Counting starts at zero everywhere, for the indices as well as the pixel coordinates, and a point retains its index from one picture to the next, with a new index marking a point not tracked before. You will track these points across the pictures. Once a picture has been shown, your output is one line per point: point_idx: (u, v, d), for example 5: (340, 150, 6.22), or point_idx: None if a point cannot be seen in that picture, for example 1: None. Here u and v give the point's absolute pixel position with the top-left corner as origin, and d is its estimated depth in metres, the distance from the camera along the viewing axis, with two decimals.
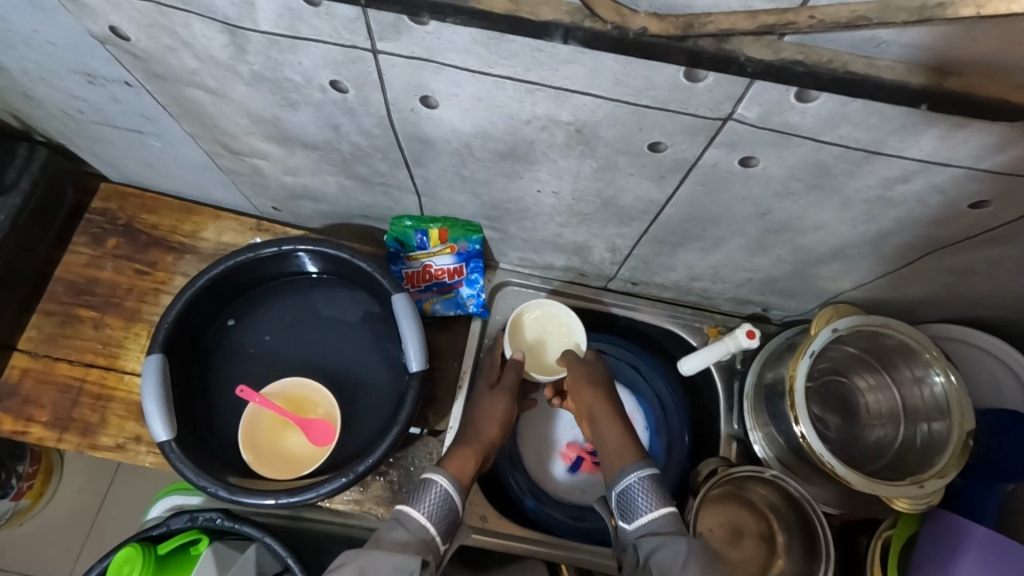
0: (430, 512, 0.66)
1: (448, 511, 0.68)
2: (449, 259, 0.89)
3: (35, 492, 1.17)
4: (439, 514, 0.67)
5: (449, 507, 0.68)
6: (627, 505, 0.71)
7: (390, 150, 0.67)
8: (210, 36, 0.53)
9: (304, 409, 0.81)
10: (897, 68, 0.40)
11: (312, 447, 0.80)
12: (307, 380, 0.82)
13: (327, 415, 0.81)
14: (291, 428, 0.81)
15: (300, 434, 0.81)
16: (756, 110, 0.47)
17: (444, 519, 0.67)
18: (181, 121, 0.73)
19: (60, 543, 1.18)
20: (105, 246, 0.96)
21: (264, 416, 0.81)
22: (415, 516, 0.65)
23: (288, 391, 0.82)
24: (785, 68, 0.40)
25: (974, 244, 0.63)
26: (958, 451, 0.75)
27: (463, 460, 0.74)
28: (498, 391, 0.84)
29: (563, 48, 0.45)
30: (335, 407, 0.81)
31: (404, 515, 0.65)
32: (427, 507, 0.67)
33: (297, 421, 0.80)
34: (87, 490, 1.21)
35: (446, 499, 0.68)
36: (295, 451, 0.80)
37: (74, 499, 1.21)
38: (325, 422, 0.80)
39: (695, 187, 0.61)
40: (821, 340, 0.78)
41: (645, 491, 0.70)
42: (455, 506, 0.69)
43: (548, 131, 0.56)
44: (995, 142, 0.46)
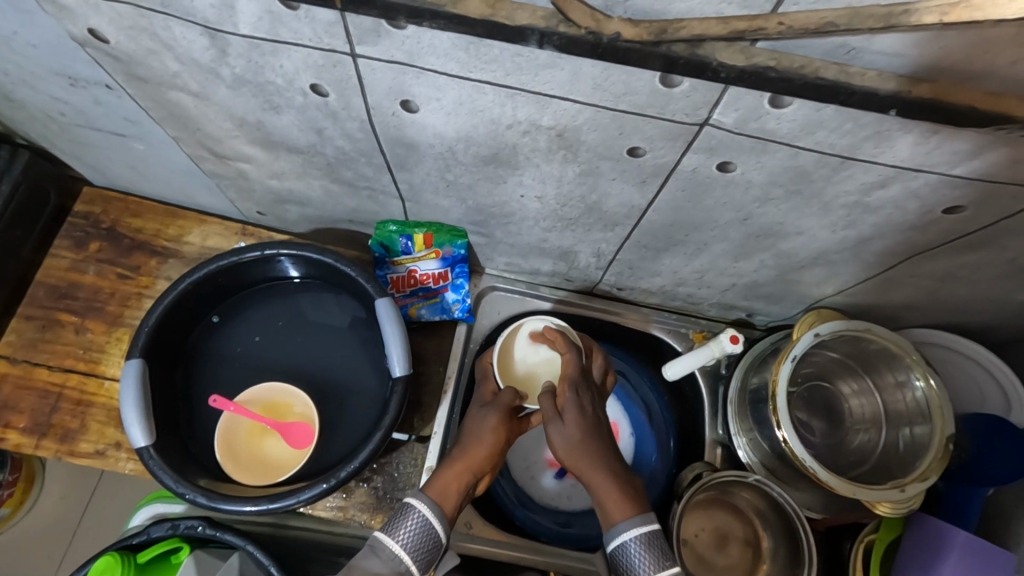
0: (407, 540, 0.63)
1: (430, 538, 0.64)
2: (434, 263, 0.89)
3: (14, 500, 1.15)
4: (418, 542, 0.63)
5: (430, 535, 0.64)
6: (623, 567, 0.63)
7: (373, 154, 0.67)
8: (190, 39, 0.53)
9: (279, 413, 0.81)
10: (869, 75, 0.40)
11: (289, 449, 0.79)
12: (283, 386, 0.82)
13: (303, 414, 0.81)
14: (269, 434, 0.80)
15: (278, 438, 0.80)
16: (732, 115, 0.48)
17: (425, 548, 0.63)
18: (164, 124, 0.73)
19: (38, 554, 1.16)
20: (87, 250, 0.95)
21: (242, 425, 0.81)
22: (390, 546, 0.62)
23: (267, 397, 0.82)
24: (757, 73, 0.40)
25: (952, 250, 0.64)
26: (939, 456, 0.76)
27: (449, 484, 0.68)
28: (491, 409, 0.75)
29: (541, 53, 0.45)
30: (310, 404, 0.81)
31: (379, 545, 0.62)
32: (405, 536, 0.63)
33: (274, 426, 0.79)
34: (68, 499, 1.20)
35: (426, 527, 0.64)
36: (274, 459, 0.79)
37: (54, 508, 1.19)
38: (301, 421, 0.80)
39: (676, 192, 0.61)
40: (803, 345, 0.79)
41: (644, 550, 0.63)
42: (436, 533, 0.64)
43: (529, 135, 0.56)
44: (968, 148, 0.47)
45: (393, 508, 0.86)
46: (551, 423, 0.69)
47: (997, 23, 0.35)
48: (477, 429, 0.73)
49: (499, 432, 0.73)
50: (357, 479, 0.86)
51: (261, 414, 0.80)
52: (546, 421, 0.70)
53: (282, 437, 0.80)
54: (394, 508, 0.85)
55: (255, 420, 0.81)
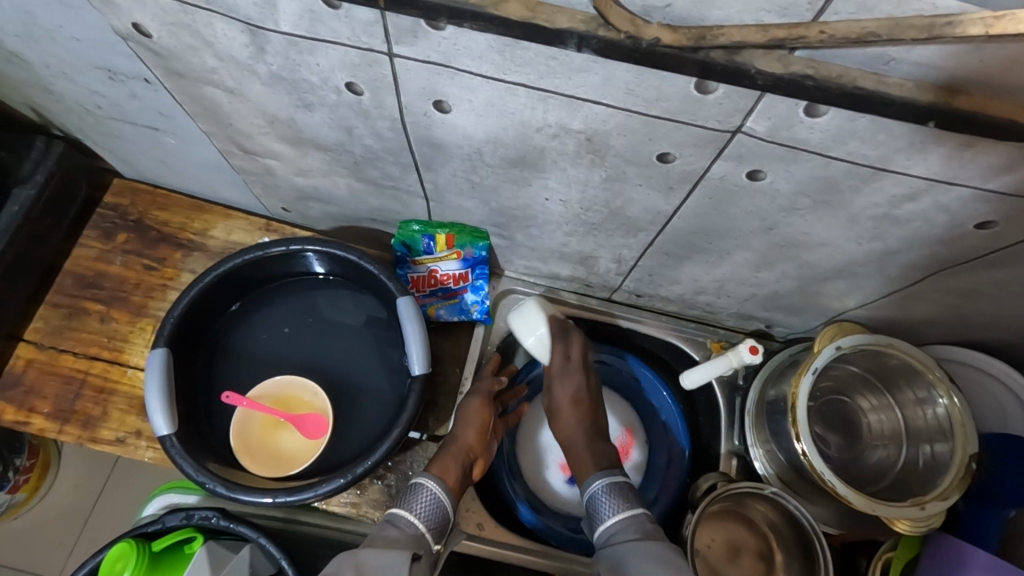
0: (421, 512, 0.70)
1: (439, 511, 0.71)
2: (455, 264, 0.90)
3: (30, 486, 1.16)
4: (431, 515, 0.70)
5: (439, 509, 0.71)
6: (594, 512, 0.73)
7: (401, 153, 0.68)
8: (230, 35, 0.54)
9: (292, 407, 0.81)
10: (905, 85, 0.40)
11: (303, 438, 0.80)
12: (293, 377, 0.82)
13: (312, 401, 0.81)
14: (282, 427, 0.81)
15: (290, 429, 0.80)
16: (765, 123, 0.48)
17: (436, 522, 0.70)
18: (197, 119, 0.74)
19: (53, 537, 1.18)
20: (115, 240, 0.97)
21: (256, 419, 0.81)
22: (406, 516, 0.69)
23: (277, 392, 0.82)
24: (795, 82, 0.40)
25: (979, 265, 0.63)
26: (960, 474, 0.75)
27: (448, 464, 0.77)
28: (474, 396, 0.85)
29: (576, 57, 0.46)
30: (319, 391, 0.81)
31: (397, 517, 0.69)
32: (419, 508, 0.70)
33: (288, 418, 0.79)
34: (81, 486, 1.21)
35: (436, 501, 0.71)
36: (289, 452, 0.80)
37: (68, 494, 1.20)
38: (312, 410, 0.81)
39: (702, 200, 0.62)
40: (824, 357, 0.79)
41: (610, 495, 0.72)
42: (445, 506, 0.72)
43: (559, 138, 0.57)
44: (1003, 162, 0.46)
45: None
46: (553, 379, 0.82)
47: None
48: (466, 414, 0.83)
49: (484, 413, 0.83)
50: (372, 477, 0.88)
51: (274, 408, 0.81)
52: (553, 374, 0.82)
53: (295, 428, 0.80)
54: None
55: (269, 415, 0.81)
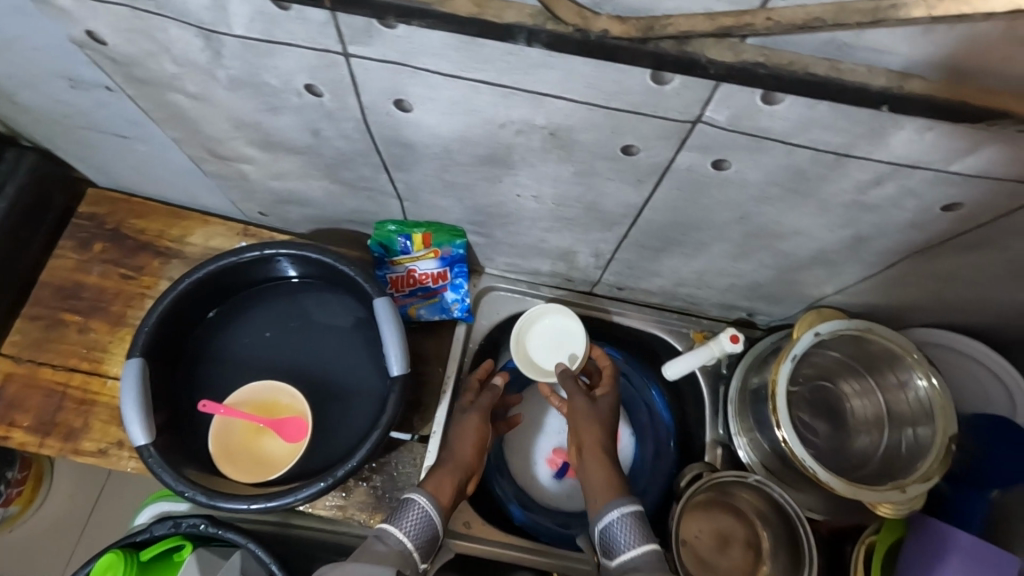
0: (410, 529, 0.69)
1: (429, 529, 0.70)
2: (433, 263, 0.90)
3: (24, 498, 1.16)
4: (420, 533, 0.69)
5: (430, 526, 0.70)
6: (609, 543, 0.68)
7: (370, 154, 0.67)
8: (186, 40, 0.54)
9: (274, 412, 0.81)
10: (859, 70, 0.40)
11: (283, 441, 0.80)
12: (273, 383, 0.82)
13: (290, 404, 0.82)
14: (262, 432, 0.81)
15: (270, 434, 0.80)
16: (725, 113, 0.48)
17: (425, 539, 0.70)
18: (165, 126, 0.74)
19: (49, 548, 1.17)
20: (92, 250, 0.96)
21: (237, 425, 0.81)
22: (395, 533, 0.68)
23: (258, 397, 0.82)
24: (747, 70, 0.39)
25: (951, 249, 0.63)
26: (941, 456, 0.75)
27: (443, 479, 0.76)
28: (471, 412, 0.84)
29: (532, 52, 0.45)
30: (297, 393, 0.82)
31: (385, 533, 0.68)
32: (409, 526, 0.69)
33: (269, 422, 0.80)
34: (77, 496, 1.21)
35: (427, 518, 0.71)
36: (271, 456, 0.80)
37: (64, 505, 1.20)
38: (290, 413, 0.81)
39: (672, 191, 0.61)
40: (804, 345, 0.79)
41: (626, 526, 0.68)
42: (435, 523, 0.71)
43: (524, 135, 0.56)
44: (964, 145, 0.46)
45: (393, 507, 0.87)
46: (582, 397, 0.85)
47: (987, 17, 0.35)
48: (460, 432, 0.82)
49: (481, 430, 0.83)
50: (357, 479, 0.88)
51: (253, 413, 0.81)
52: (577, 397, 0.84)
53: (275, 432, 0.80)
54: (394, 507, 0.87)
55: (248, 421, 0.81)
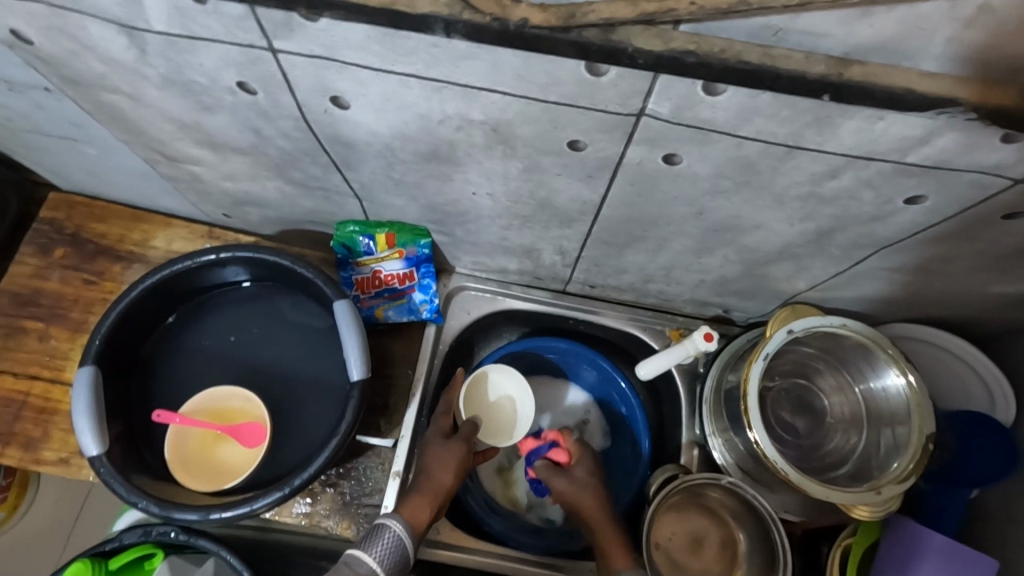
0: (381, 554, 0.64)
1: (401, 557, 0.66)
2: (398, 264, 0.87)
3: (8, 505, 1.15)
4: (391, 559, 0.65)
5: (401, 554, 0.66)
6: None
7: (317, 153, 0.65)
8: (109, 38, 0.51)
9: (228, 417, 0.79)
10: (793, 56, 0.37)
11: (240, 447, 0.78)
12: (225, 388, 0.80)
13: (245, 408, 0.79)
14: (218, 439, 0.78)
15: (227, 441, 0.78)
16: (667, 104, 0.45)
17: (396, 566, 0.65)
18: (110, 128, 0.71)
19: (33, 555, 1.16)
20: (51, 256, 0.94)
21: (192, 434, 0.79)
22: (367, 560, 0.63)
23: (213, 403, 0.80)
24: (675, 59, 0.37)
25: (919, 242, 0.61)
26: (917, 457, 0.73)
27: (418, 505, 0.72)
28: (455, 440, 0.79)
29: (458, 43, 0.43)
30: (252, 397, 0.79)
31: (354, 558, 0.63)
32: (381, 552, 0.64)
33: (225, 429, 0.77)
34: (62, 503, 1.20)
35: (399, 544, 0.66)
36: (229, 462, 0.77)
37: (49, 511, 1.19)
38: (246, 418, 0.79)
39: (626, 187, 0.59)
40: (776, 342, 0.76)
41: None
42: (408, 549, 0.67)
43: (465, 130, 0.54)
44: (917, 134, 0.44)
45: (360, 514, 0.84)
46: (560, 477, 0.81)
47: None
48: (441, 457, 0.77)
49: (464, 458, 0.79)
50: (323, 484, 0.85)
51: (209, 421, 0.78)
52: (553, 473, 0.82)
53: (232, 438, 0.78)
54: (362, 513, 0.84)
55: (204, 429, 0.78)
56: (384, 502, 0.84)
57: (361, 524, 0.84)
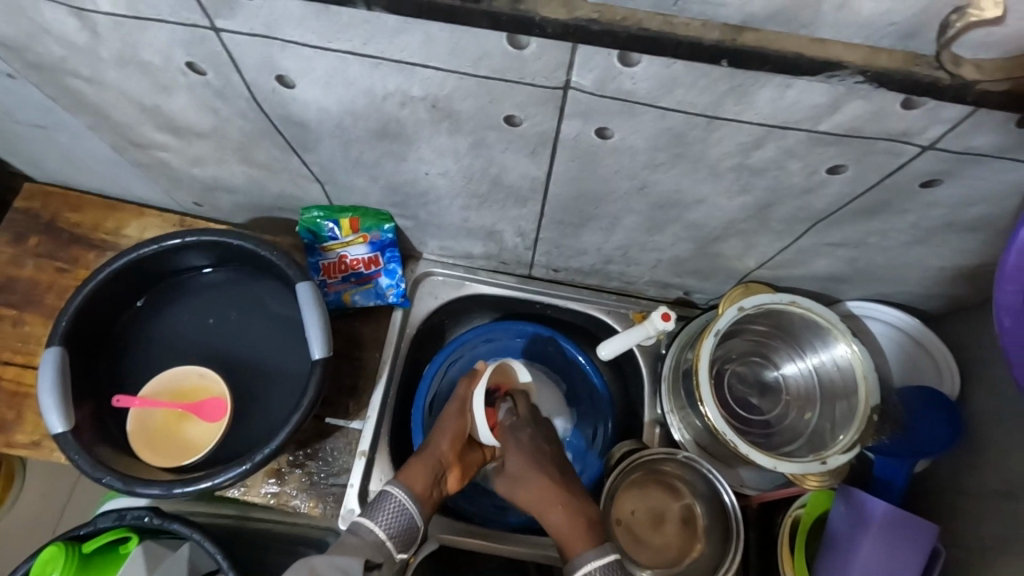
0: (384, 521, 0.70)
1: (406, 521, 0.71)
2: (364, 248, 0.89)
3: None
4: (397, 526, 0.70)
5: (406, 518, 0.71)
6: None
7: (274, 134, 0.67)
8: (63, 20, 0.54)
9: (186, 396, 0.81)
10: (692, 24, 0.39)
11: (201, 423, 0.80)
12: (179, 369, 0.82)
13: (200, 384, 0.82)
14: (180, 418, 0.81)
15: (188, 418, 0.81)
16: (590, 76, 0.48)
17: (401, 530, 0.70)
18: (77, 114, 0.73)
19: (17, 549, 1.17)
20: (27, 244, 0.95)
21: (153, 416, 0.81)
22: (368, 524, 0.69)
23: (172, 384, 0.82)
24: (581, 27, 0.39)
25: (851, 214, 0.63)
26: (863, 427, 0.76)
27: (416, 470, 0.75)
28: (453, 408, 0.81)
29: (388, 18, 0.46)
30: (205, 372, 0.82)
31: (361, 528, 0.69)
32: (383, 517, 0.70)
33: (186, 407, 0.80)
34: (46, 496, 1.21)
35: (404, 511, 0.71)
36: (188, 438, 0.80)
37: (33, 506, 1.20)
38: (206, 395, 0.81)
39: (569, 162, 0.61)
40: (727, 319, 0.79)
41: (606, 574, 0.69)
42: (413, 516, 0.71)
43: (408, 107, 0.56)
44: (825, 102, 0.46)
45: (327, 492, 0.86)
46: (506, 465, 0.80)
47: None
48: (443, 422, 0.80)
49: (461, 425, 0.80)
50: (290, 465, 0.86)
51: (171, 400, 0.81)
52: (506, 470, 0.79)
53: (193, 415, 0.80)
54: (330, 492, 0.85)
55: (166, 408, 0.81)
56: (351, 482, 0.86)
57: (328, 503, 0.85)
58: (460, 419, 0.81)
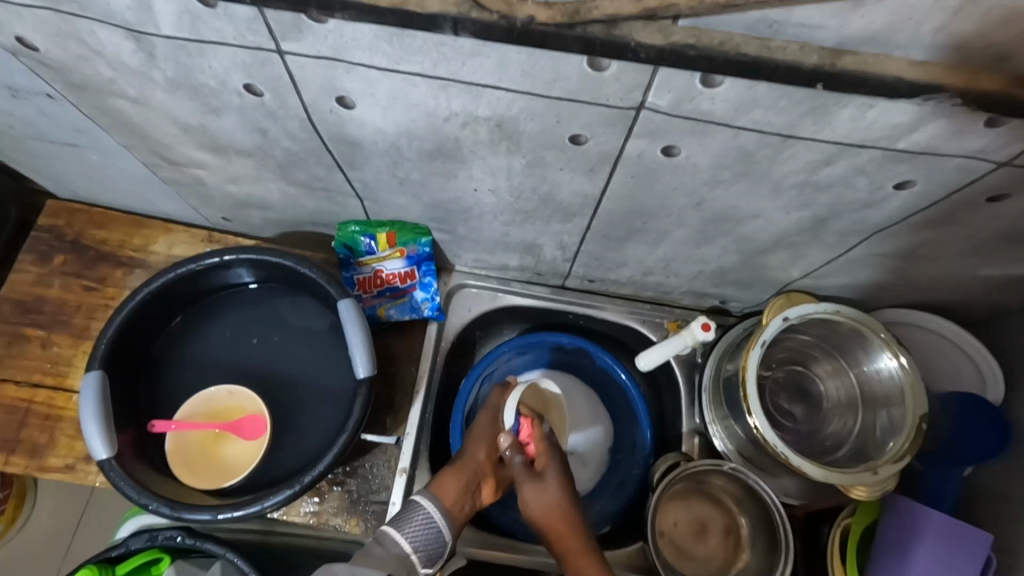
0: (411, 534, 0.65)
1: (434, 535, 0.67)
2: (399, 263, 0.88)
3: (7, 516, 1.14)
4: (422, 539, 0.66)
5: (434, 534, 0.67)
6: None
7: (321, 154, 0.66)
8: (117, 43, 0.53)
9: (222, 416, 0.80)
10: (791, 48, 0.40)
11: (239, 442, 0.79)
12: (210, 390, 0.81)
13: (234, 403, 0.81)
14: (217, 439, 0.79)
15: (226, 438, 0.79)
16: (667, 97, 0.47)
17: (427, 546, 0.66)
18: (114, 133, 0.72)
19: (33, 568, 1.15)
20: (52, 263, 0.93)
21: (189, 439, 0.79)
22: (394, 535, 0.65)
23: (207, 405, 0.80)
24: (676, 51, 0.40)
25: (908, 227, 0.63)
26: (912, 437, 0.75)
27: (449, 480, 0.72)
28: (485, 416, 0.79)
29: (464, 42, 0.44)
30: (234, 388, 0.81)
31: (386, 538, 0.65)
32: (410, 530, 0.65)
33: (223, 426, 0.79)
34: (61, 514, 1.18)
35: (432, 524, 0.67)
36: (226, 458, 0.78)
37: (48, 526, 1.17)
38: (242, 413, 0.80)
39: (627, 179, 0.60)
40: (772, 329, 0.78)
41: None
42: (443, 533, 0.67)
43: (470, 127, 0.55)
44: (906, 121, 0.46)
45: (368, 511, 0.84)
46: (528, 484, 0.74)
47: None
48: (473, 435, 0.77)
49: (495, 437, 0.77)
50: (331, 483, 0.85)
51: (206, 421, 0.80)
52: (523, 482, 0.75)
53: (230, 434, 0.79)
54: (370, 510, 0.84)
55: (202, 430, 0.79)
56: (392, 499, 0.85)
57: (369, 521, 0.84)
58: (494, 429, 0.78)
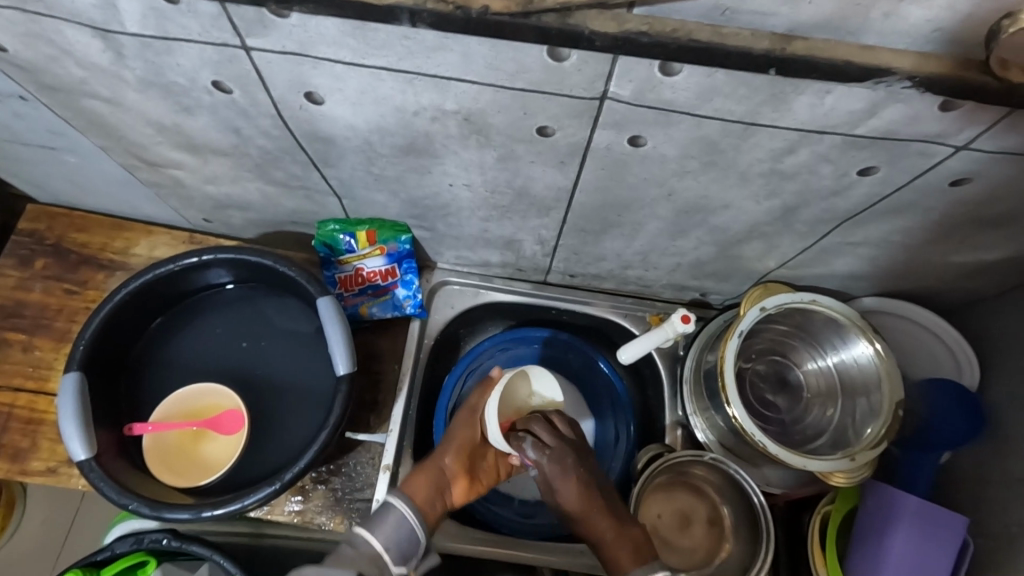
0: (384, 534, 0.63)
1: (411, 533, 0.64)
2: (380, 260, 0.88)
3: None
4: (398, 537, 0.63)
5: (410, 532, 0.64)
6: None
7: (295, 151, 0.66)
8: (84, 41, 0.53)
9: (200, 414, 0.80)
10: (742, 34, 0.41)
11: (218, 439, 0.79)
12: (185, 389, 0.81)
13: (211, 401, 0.81)
14: (196, 437, 0.79)
15: (205, 436, 0.79)
16: (628, 86, 0.48)
17: (405, 544, 0.63)
18: (90, 135, 0.72)
19: None
20: (33, 267, 0.93)
21: (167, 440, 0.79)
22: (365, 535, 0.62)
23: (185, 404, 0.81)
24: (630, 38, 0.41)
25: (875, 215, 0.64)
26: (889, 423, 0.76)
27: (423, 481, 0.69)
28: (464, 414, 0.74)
29: (427, 34, 0.45)
30: (208, 386, 0.81)
31: (357, 538, 0.62)
32: (384, 531, 0.63)
33: (201, 424, 0.79)
34: (50, 522, 1.18)
35: (406, 523, 0.64)
36: (205, 455, 0.79)
37: (37, 533, 1.17)
38: (219, 411, 0.80)
39: (598, 171, 0.61)
40: (749, 319, 0.78)
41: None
42: (415, 530, 0.64)
43: (439, 121, 0.56)
44: (864, 107, 0.46)
45: (352, 508, 0.84)
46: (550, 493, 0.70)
47: None
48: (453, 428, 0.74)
49: (472, 430, 0.74)
50: (314, 481, 0.85)
51: (184, 421, 0.80)
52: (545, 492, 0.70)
53: (209, 431, 0.79)
54: (354, 508, 0.84)
55: (181, 430, 0.79)
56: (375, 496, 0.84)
57: (353, 519, 0.83)
58: (470, 425, 0.74)
